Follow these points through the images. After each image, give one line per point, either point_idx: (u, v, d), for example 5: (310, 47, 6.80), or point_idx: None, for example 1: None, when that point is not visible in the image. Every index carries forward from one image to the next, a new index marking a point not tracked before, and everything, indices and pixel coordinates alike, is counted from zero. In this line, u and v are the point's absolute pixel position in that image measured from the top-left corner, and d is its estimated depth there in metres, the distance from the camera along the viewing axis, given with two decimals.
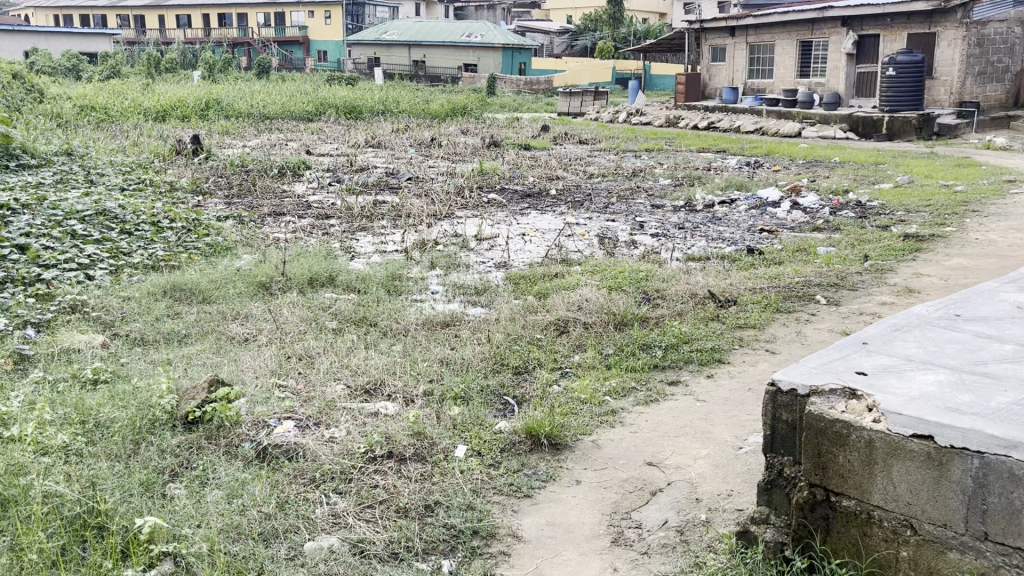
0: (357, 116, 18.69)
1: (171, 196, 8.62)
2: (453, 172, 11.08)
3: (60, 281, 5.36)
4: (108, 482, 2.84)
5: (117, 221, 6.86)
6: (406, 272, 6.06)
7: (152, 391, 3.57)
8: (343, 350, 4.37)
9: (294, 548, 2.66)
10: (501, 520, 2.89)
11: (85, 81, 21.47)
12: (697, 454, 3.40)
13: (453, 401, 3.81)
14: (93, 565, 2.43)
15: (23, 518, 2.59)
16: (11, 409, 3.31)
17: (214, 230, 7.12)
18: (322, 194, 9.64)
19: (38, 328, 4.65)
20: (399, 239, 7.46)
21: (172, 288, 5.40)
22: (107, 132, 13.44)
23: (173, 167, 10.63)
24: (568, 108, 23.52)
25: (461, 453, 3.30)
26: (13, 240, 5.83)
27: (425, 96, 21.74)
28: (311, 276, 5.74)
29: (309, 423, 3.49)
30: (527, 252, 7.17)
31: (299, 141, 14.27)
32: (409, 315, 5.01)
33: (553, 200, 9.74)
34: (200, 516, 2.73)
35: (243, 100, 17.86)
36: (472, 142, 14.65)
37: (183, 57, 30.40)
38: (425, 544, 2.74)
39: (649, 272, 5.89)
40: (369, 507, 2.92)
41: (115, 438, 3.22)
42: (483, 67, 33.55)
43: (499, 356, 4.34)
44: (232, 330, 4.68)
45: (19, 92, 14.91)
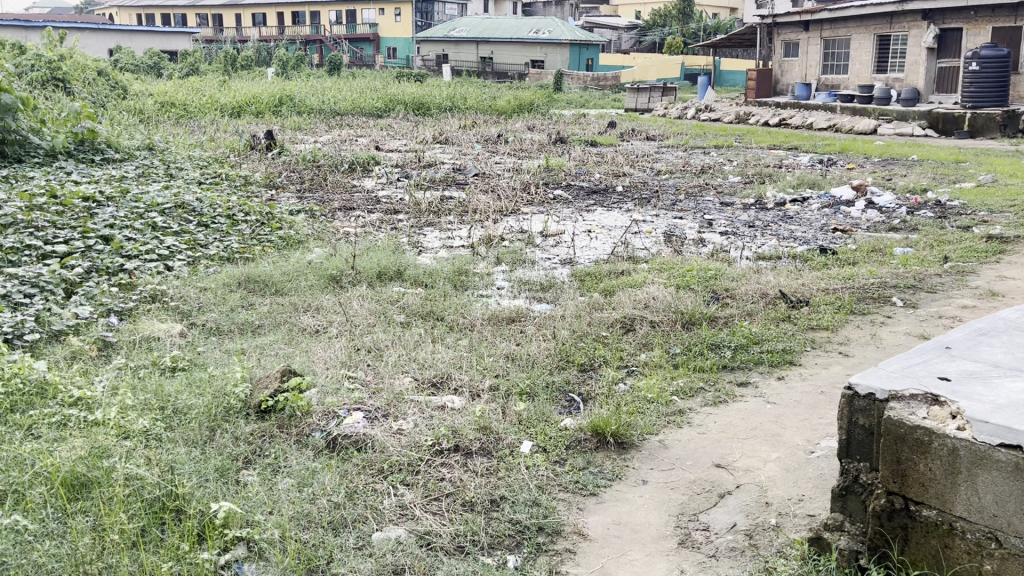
0: (426, 112, 18.86)
1: (246, 190, 8.84)
2: (519, 169, 11.08)
3: (142, 272, 5.54)
4: (185, 467, 2.92)
5: (195, 214, 7.07)
6: (472, 268, 6.09)
7: (228, 379, 3.67)
8: (411, 344, 4.41)
9: (362, 537, 2.69)
10: (567, 517, 2.88)
11: (164, 78, 22.17)
12: (767, 456, 3.33)
13: (519, 396, 3.82)
14: (172, 547, 2.51)
15: (106, 499, 2.68)
16: (96, 394, 3.43)
17: (287, 224, 7.27)
18: (391, 189, 9.78)
19: (121, 316, 4.82)
20: (466, 234, 7.51)
21: (247, 281, 5.53)
22: (185, 128, 13.86)
23: (248, 161, 10.92)
24: (636, 104, 23.32)
25: (526, 450, 3.30)
26: (98, 231, 6.05)
27: (493, 92, 21.78)
28: (380, 270, 5.81)
29: (378, 415, 3.55)
30: (594, 248, 7.14)
31: (368, 136, 14.46)
32: (475, 309, 5.04)
33: (620, 197, 9.67)
34: (272, 504, 2.80)
35: (315, 96, 18.22)
36: (539, 138, 14.66)
37: (258, 54, 31.12)
38: (491, 538, 2.74)
39: (718, 271, 5.80)
40: (435, 500, 2.95)
41: (192, 424, 3.32)
42: (551, 63, 33.62)
43: (565, 353, 4.32)
44: (304, 321, 4.78)
45: (105, 89, 15.48)
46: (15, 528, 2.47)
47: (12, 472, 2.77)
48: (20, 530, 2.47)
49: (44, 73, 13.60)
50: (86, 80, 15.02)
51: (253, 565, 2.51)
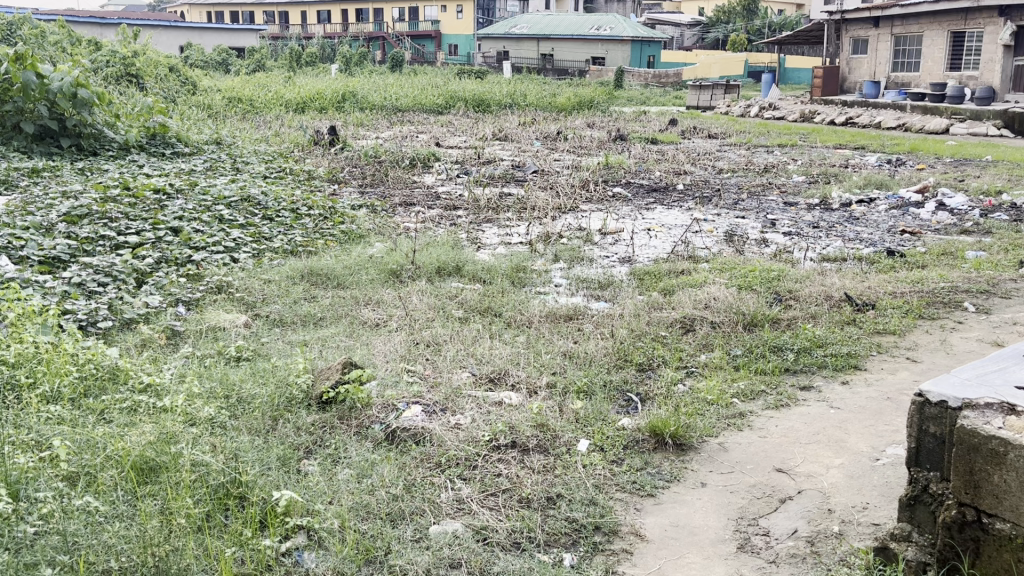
0: (485, 109, 18.94)
1: (310, 185, 9.00)
2: (579, 166, 11.04)
3: (209, 263, 5.68)
4: (249, 455, 2.98)
5: (260, 208, 7.22)
6: (530, 265, 6.09)
7: (290, 370, 3.74)
8: (469, 339, 4.43)
9: (420, 530, 2.71)
10: (624, 517, 2.86)
11: (233, 74, 22.71)
12: (830, 462, 3.26)
13: (576, 394, 3.81)
14: (235, 533, 2.57)
15: (173, 484, 2.75)
16: (164, 381, 3.53)
17: (349, 219, 7.38)
18: (450, 185, 9.84)
19: (188, 306, 4.95)
20: (524, 231, 7.52)
21: (310, 274, 5.62)
22: (252, 123, 14.17)
23: (311, 156, 11.10)
24: (697, 102, 23.03)
25: (583, 448, 3.29)
26: (168, 223, 6.22)
27: (552, 89, 21.76)
28: (439, 265, 5.86)
29: (436, 409, 3.57)
30: (653, 247, 7.08)
31: (429, 133, 14.58)
32: (533, 306, 5.04)
33: (680, 195, 9.57)
34: (331, 494, 2.84)
35: (377, 92, 18.45)
36: (599, 135, 14.59)
37: (322, 50, 31.61)
38: (547, 536, 2.74)
39: (781, 272, 5.69)
40: (492, 495, 2.96)
41: (256, 413, 3.40)
42: (611, 61, 33.57)
43: (622, 352, 4.29)
44: (365, 315, 4.84)
45: (176, 85, 15.91)
46: (87, 509, 2.54)
47: (85, 454, 2.86)
48: (91, 511, 2.55)
49: (119, 69, 14.05)
50: (158, 75, 15.46)
51: (313, 554, 2.56)
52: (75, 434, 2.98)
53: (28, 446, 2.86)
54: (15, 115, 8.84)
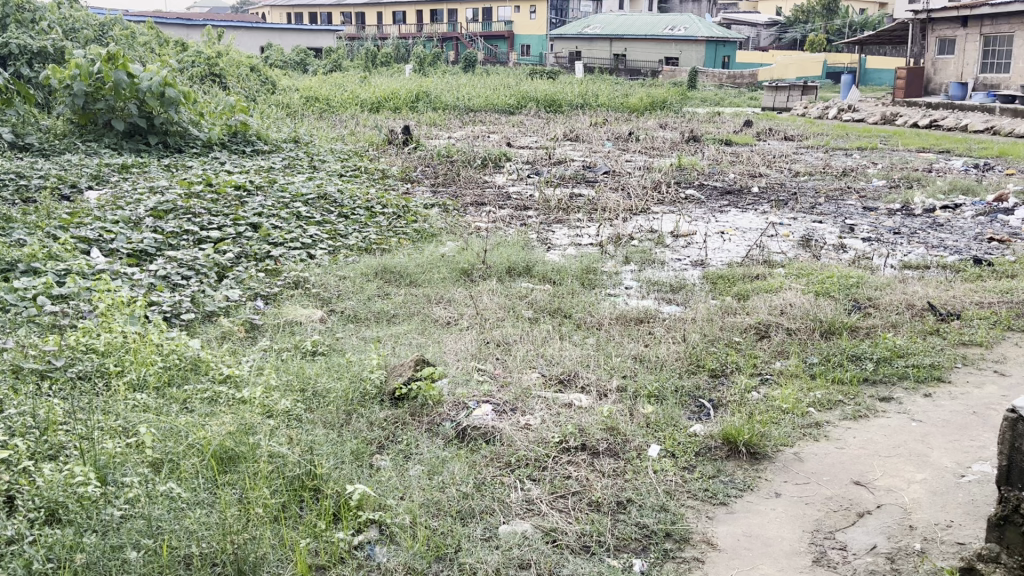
0: (557, 109, 18.91)
1: (384, 184, 9.12)
2: (651, 167, 10.92)
3: (286, 259, 5.81)
4: (324, 448, 3.04)
5: (336, 205, 7.36)
6: (600, 266, 6.05)
7: (364, 365, 3.80)
8: (539, 340, 4.43)
9: (489, 529, 2.72)
10: (695, 525, 2.81)
11: (310, 74, 23.18)
12: (911, 477, 3.15)
13: (647, 399, 3.76)
14: (309, 524, 2.62)
15: (251, 474, 2.82)
16: (243, 372, 3.64)
17: (421, 218, 7.46)
18: (521, 185, 9.86)
19: (266, 300, 5.07)
20: (595, 232, 7.48)
21: (383, 271, 5.70)
22: (328, 122, 14.45)
23: (385, 156, 11.27)
24: (773, 103, 22.56)
25: (654, 453, 3.25)
26: (248, 219, 6.40)
27: (625, 90, 21.60)
28: (509, 265, 5.88)
29: (506, 408, 3.59)
30: (726, 251, 6.96)
31: (500, 133, 14.61)
32: (603, 309, 5.01)
33: (755, 198, 9.38)
34: (403, 489, 2.88)
35: (450, 93, 18.58)
36: (672, 137, 14.41)
37: (397, 50, 32.01)
38: (617, 540, 2.71)
39: (859, 279, 5.52)
40: (561, 497, 2.95)
41: (330, 406, 3.46)
42: (685, 61, 33.14)
43: (695, 357, 4.22)
44: (436, 313, 4.88)
45: (256, 85, 16.34)
46: (170, 494, 2.63)
47: (169, 441, 2.95)
48: (174, 497, 2.62)
49: (203, 69, 14.50)
50: (240, 75, 15.90)
51: (385, 548, 2.59)
52: (159, 421, 3.08)
53: (117, 432, 2.97)
54: (106, 113, 9.20)
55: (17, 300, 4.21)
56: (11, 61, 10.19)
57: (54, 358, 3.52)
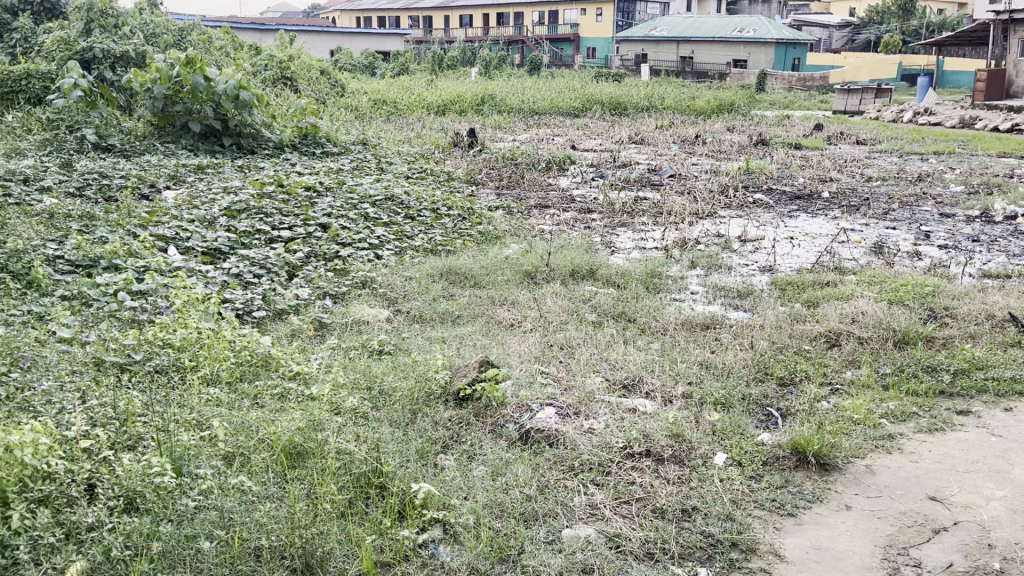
0: (622, 112, 18.79)
1: (449, 186, 9.20)
2: (718, 171, 10.77)
3: (354, 259, 5.90)
4: (390, 445, 3.08)
5: (403, 207, 7.45)
6: (665, 271, 5.99)
7: (429, 365, 3.84)
8: (603, 344, 4.40)
9: (553, 533, 2.72)
10: (762, 535, 2.76)
11: (378, 77, 23.50)
12: (990, 494, 3.04)
13: (713, 406, 3.70)
14: (375, 521, 2.66)
15: (318, 470, 2.87)
16: (312, 369, 3.71)
17: (486, 220, 7.49)
18: (585, 189, 9.82)
19: (335, 299, 5.15)
20: (660, 236, 7.41)
21: (448, 272, 5.75)
22: (395, 125, 14.65)
23: (451, 158, 11.37)
24: (845, 106, 22.03)
25: (720, 461, 3.19)
26: (318, 219, 6.53)
27: (692, 92, 21.34)
28: (573, 268, 5.86)
29: (570, 412, 3.58)
30: (795, 257, 6.82)
31: (565, 136, 14.58)
32: (668, 313, 4.96)
33: (826, 203, 9.18)
34: (467, 490, 2.90)
35: (515, 95, 18.63)
36: (739, 140, 14.19)
37: (463, 52, 32.22)
38: (682, 549, 2.68)
39: (935, 287, 5.35)
40: (626, 503, 2.93)
41: (396, 405, 3.50)
42: (754, 63, 32.61)
43: (763, 364, 4.14)
44: (500, 315, 4.90)
45: (326, 87, 16.65)
46: (241, 487, 2.70)
47: (240, 435, 3.03)
48: (244, 490, 2.69)
49: (275, 73, 14.84)
50: (310, 78, 16.23)
51: (449, 547, 2.61)
52: (232, 415, 3.16)
53: (191, 425, 3.06)
54: (184, 115, 9.49)
55: (99, 296, 4.38)
56: (95, 64, 10.57)
57: (133, 352, 3.65)
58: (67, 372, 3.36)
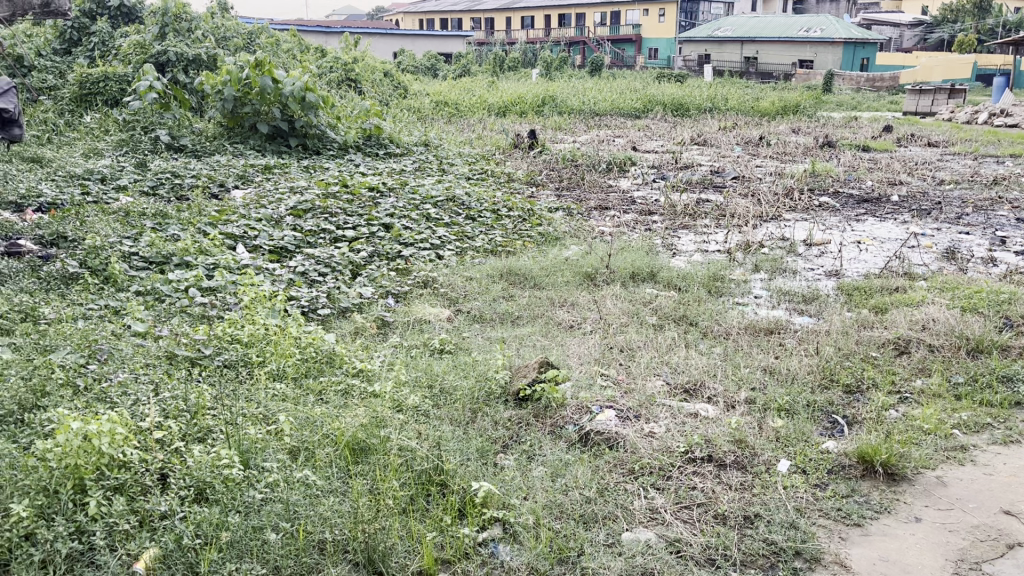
0: (684, 113, 18.59)
1: (510, 187, 9.23)
2: (782, 173, 10.57)
3: (416, 258, 5.97)
4: (450, 444, 3.11)
5: (464, 208, 7.50)
6: (728, 274, 5.90)
7: (490, 366, 3.86)
8: (664, 347, 4.37)
9: (612, 535, 2.70)
10: (827, 545, 2.70)
11: (440, 79, 23.67)
12: None
13: (776, 412, 3.64)
14: (436, 518, 2.69)
15: (380, 466, 2.92)
16: (375, 367, 3.77)
17: (546, 221, 7.49)
18: (647, 190, 9.75)
19: (397, 297, 5.21)
20: (722, 239, 7.31)
21: (508, 273, 5.77)
22: (457, 126, 14.76)
23: (511, 159, 11.40)
24: (916, 107, 21.43)
25: (784, 469, 3.14)
26: (381, 219, 6.62)
27: (756, 93, 20.99)
28: (634, 270, 5.82)
29: (630, 415, 3.56)
30: (863, 261, 6.66)
31: (626, 137, 14.49)
32: (731, 317, 4.89)
33: (895, 207, 8.94)
34: (526, 490, 2.90)
35: (576, 97, 18.60)
36: (805, 141, 13.91)
37: (524, 54, 32.28)
38: (744, 556, 2.64)
39: (1011, 294, 5.16)
40: (687, 508, 2.90)
41: (457, 404, 3.53)
42: (820, 64, 31.94)
43: (829, 371, 4.06)
44: (560, 316, 4.90)
45: (389, 89, 16.86)
46: (306, 481, 2.76)
47: (305, 430, 3.09)
48: (309, 484, 2.75)
49: (340, 75, 15.09)
50: (374, 81, 16.46)
51: (508, 547, 2.62)
52: (297, 411, 3.22)
53: (258, 419, 3.14)
54: (253, 116, 9.73)
55: (171, 292, 4.52)
56: (169, 67, 10.90)
57: (203, 346, 3.75)
58: (142, 364, 3.47)
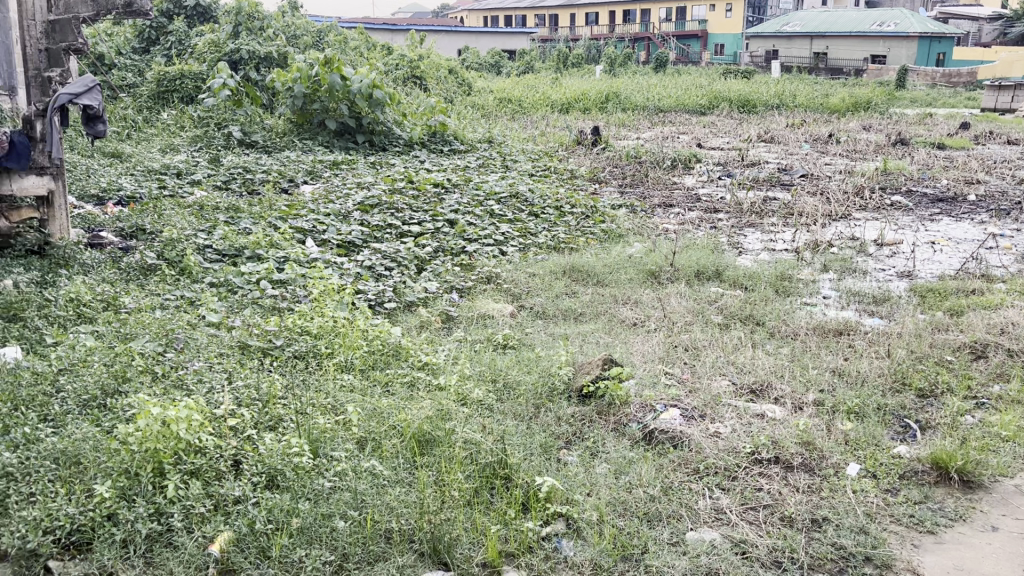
0: (751, 109, 18.28)
1: (573, 183, 9.22)
2: (853, 171, 10.31)
3: (480, 254, 6.01)
4: (514, 439, 3.13)
5: (527, 204, 7.52)
6: (796, 274, 5.78)
7: (553, 362, 3.87)
8: (730, 347, 4.32)
9: (676, 534, 2.69)
10: (899, 551, 2.63)
11: (503, 76, 23.76)
12: None
13: (846, 415, 3.56)
14: (500, 512, 2.71)
15: (446, 458, 2.95)
16: (439, 361, 3.81)
17: (609, 218, 7.45)
18: (712, 188, 9.62)
19: (461, 293, 5.26)
20: (790, 238, 7.18)
21: (572, 270, 5.76)
22: (520, 123, 14.80)
23: (575, 156, 11.37)
24: (995, 104, 20.65)
25: (853, 472, 3.07)
26: (446, 215, 6.68)
27: (826, 89, 20.52)
28: (699, 269, 5.76)
29: (695, 414, 3.52)
30: (937, 262, 6.46)
31: (691, 134, 14.30)
32: (798, 318, 4.80)
33: (972, 207, 8.64)
34: (590, 486, 2.91)
35: (640, 93, 18.46)
36: (877, 139, 13.54)
37: (588, 50, 32.13)
38: (811, 559, 2.60)
39: None
40: (752, 509, 2.87)
41: (520, 399, 3.56)
42: (893, 59, 31.04)
43: (900, 374, 3.95)
44: (624, 314, 4.88)
45: (453, 86, 16.99)
46: (373, 471, 2.81)
47: (373, 421, 3.15)
48: (376, 474, 2.80)
49: (406, 72, 15.26)
50: (439, 78, 16.61)
51: (572, 542, 2.63)
52: (365, 402, 3.28)
53: (327, 409, 3.20)
54: (321, 113, 9.92)
55: (243, 283, 4.65)
56: (242, 65, 11.18)
57: (274, 337, 3.84)
58: (216, 354, 3.57)
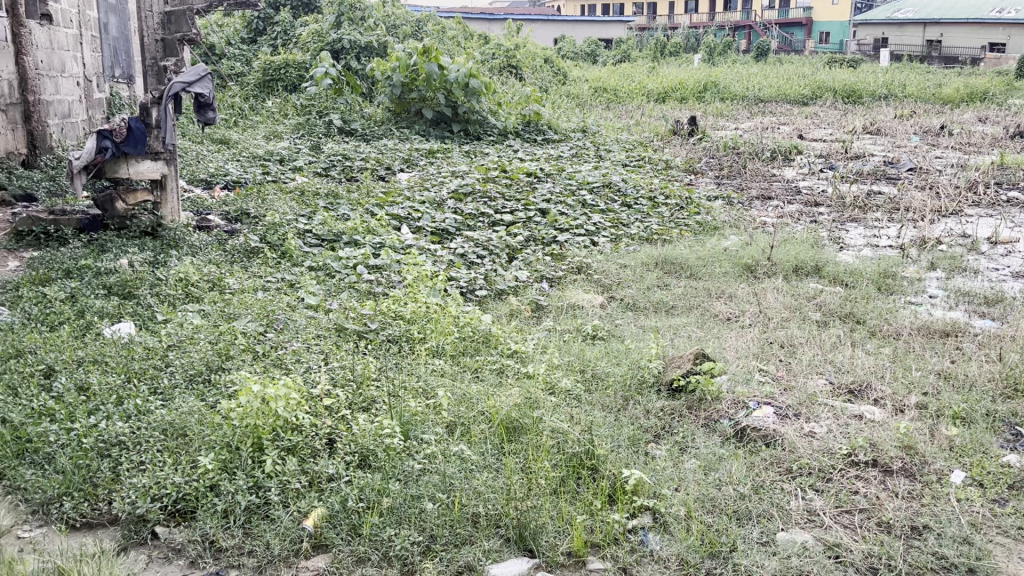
0: (857, 100, 17.59)
1: (668, 174, 9.09)
2: (966, 165, 9.79)
3: (571, 244, 5.99)
4: (602, 430, 3.12)
5: (620, 194, 7.45)
6: (900, 271, 5.55)
7: (643, 354, 3.83)
8: (828, 345, 4.19)
9: (767, 534, 2.63)
10: (1004, 564, 2.51)
11: (600, 65, 23.62)
12: None
13: (951, 420, 3.40)
14: (586, 502, 2.71)
15: (533, 446, 2.97)
16: (528, 349, 3.83)
17: (704, 209, 7.32)
18: (813, 180, 9.33)
19: (551, 282, 5.26)
20: (895, 234, 6.88)
21: (663, 263, 5.68)
22: (615, 112, 14.67)
23: (669, 146, 11.20)
24: None
25: (958, 480, 2.94)
26: (538, 205, 6.69)
27: (940, 79, 19.53)
28: (797, 263, 5.60)
29: (789, 413, 3.43)
30: None
31: (792, 125, 13.87)
32: (902, 317, 4.60)
33: None
34: (677, 481, 2.88)
35: (739, 83, 18.02)
36: (994, 132, 12.80)
37: (687, 39, 31.49)
38: (909, 567, 2.50)
39: None
40: (847, 512, 2.78)
41: (609, 390, 3.53)
42: (1014, 46, 28.95)
43: (1013, 379, 3.74)
44: (717, 308, 4.79)
45: (549, 75, 16.98)
46: (461, 455, 2.85)
47: (462, 406, 3.19)
48: (464, 458, 2.84)
49: (502, 61, 15.34)
50: (535, 67, 16.63)
51: (658, 536, 2.61)
52: (455, 387, 3.33)
53: (418, 392, 3.26)
54: (418, 102, 10.08)
55: (340, 268, 4.78)
56: (343, 54, 11.46)
57: (369, 321, 3.94)
58: (313, 335, 3.68)
